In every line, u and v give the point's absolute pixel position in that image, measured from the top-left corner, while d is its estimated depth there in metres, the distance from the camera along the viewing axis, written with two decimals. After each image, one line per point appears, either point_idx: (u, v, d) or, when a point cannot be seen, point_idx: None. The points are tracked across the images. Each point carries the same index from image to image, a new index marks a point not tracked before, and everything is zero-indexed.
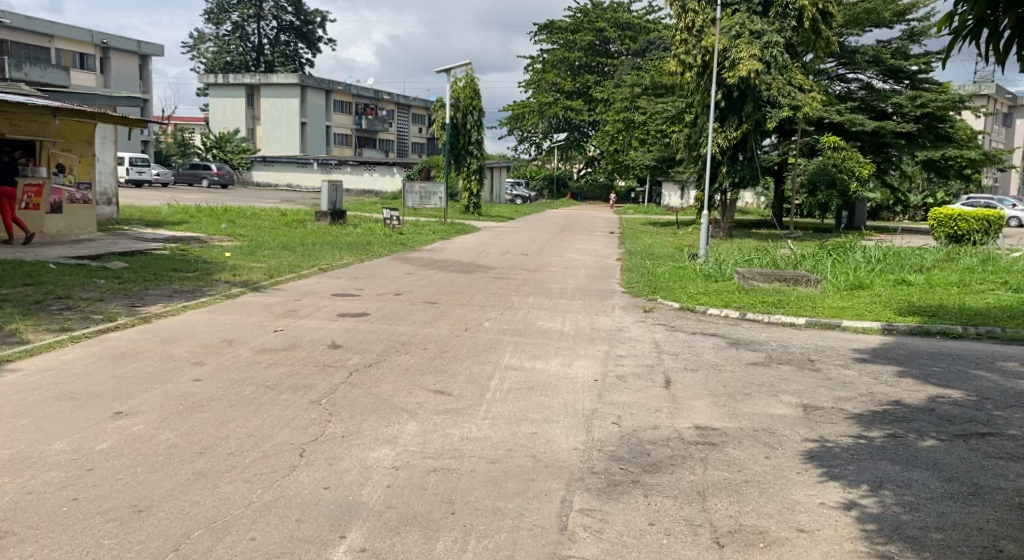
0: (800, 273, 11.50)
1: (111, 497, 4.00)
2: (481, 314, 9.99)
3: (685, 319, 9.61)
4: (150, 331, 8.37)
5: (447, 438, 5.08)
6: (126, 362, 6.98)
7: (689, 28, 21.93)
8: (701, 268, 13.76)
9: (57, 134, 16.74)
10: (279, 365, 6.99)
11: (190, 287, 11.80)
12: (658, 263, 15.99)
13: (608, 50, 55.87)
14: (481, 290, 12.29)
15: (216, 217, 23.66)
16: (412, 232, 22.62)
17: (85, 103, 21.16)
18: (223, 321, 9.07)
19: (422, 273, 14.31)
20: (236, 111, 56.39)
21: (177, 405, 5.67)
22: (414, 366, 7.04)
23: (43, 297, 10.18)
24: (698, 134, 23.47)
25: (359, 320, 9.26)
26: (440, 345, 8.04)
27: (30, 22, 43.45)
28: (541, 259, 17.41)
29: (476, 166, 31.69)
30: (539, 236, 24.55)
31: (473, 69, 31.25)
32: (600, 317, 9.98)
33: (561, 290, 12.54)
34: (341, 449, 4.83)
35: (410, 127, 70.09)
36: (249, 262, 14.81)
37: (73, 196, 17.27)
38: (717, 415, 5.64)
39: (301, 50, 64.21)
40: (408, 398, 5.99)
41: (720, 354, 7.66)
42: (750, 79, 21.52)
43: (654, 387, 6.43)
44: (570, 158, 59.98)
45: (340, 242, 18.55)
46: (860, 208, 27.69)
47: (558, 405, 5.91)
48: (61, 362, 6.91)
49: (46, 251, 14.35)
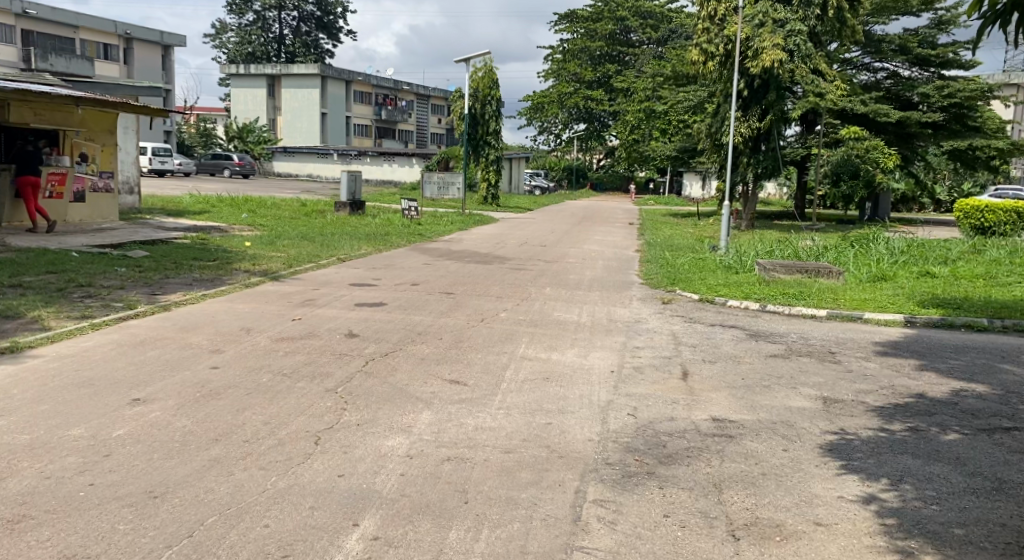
0: (821, 265, 11.36)
1: (127, 482, 4.02)
2: (498, 305, 9.97)
3: (703, 310, 9.53)
4: (170, 319, 8.44)
5: (461, 427, 5.07)
6: (145, 349, 7.04)
7: (711, 17, 21.75)
8: (721, 259, 13.65)
9: (80, 123, 16.91)
10: (296, 353, 7.01)
11: (210, 276, 11.87)
12: (677, 255, 15.91)
13: (629, 40, 55.59)
14: (498, 280, 12.26)
15: (237, 207, 23.84)
16: (430, 222, 22.62)
17: (108, 93, 21.36)
18: (242, 309, 9.12)
19: (440, 264, 14.31)
20: (257, 101, 56.72)
21: (194, 392, 5.70)
22: (430, 356, 7.04)
23: (65, 285, 10.29)
24: (720, 125, 23.34)
25: (376, 310, 9.28)
26: (456, 334, 8.03)
27: (55, 12, 43.80)
28: (559, 250, 17.35)
29: (494, 157, 31.67)
30: (557, 226, 24.50)
31: (492, 58, 31.21)
32: (618, 308, 9.92)
33: (579, 281, 12.50)
34: (356, 437, 4.83)
35: (430, 118, 70.15)
36: (269, 251, 14.88)
37: (96, 185, 17.44)
38: (735, 407, 5.59)
39: (321, 41, 64.42)
40: (424, 387, 5.99)
41: (739, 346, 7.59)
42: (773, 69, 21.33)
43: (671, 378, 6.38)
44: (590, 149, 59.79)
45: (358, 232, 18.61)
46: (884, 199, 27.37)
47: (574, 396, 5.87)
48: (82, 349, 6.98)
49: (69, 239, 14.51)
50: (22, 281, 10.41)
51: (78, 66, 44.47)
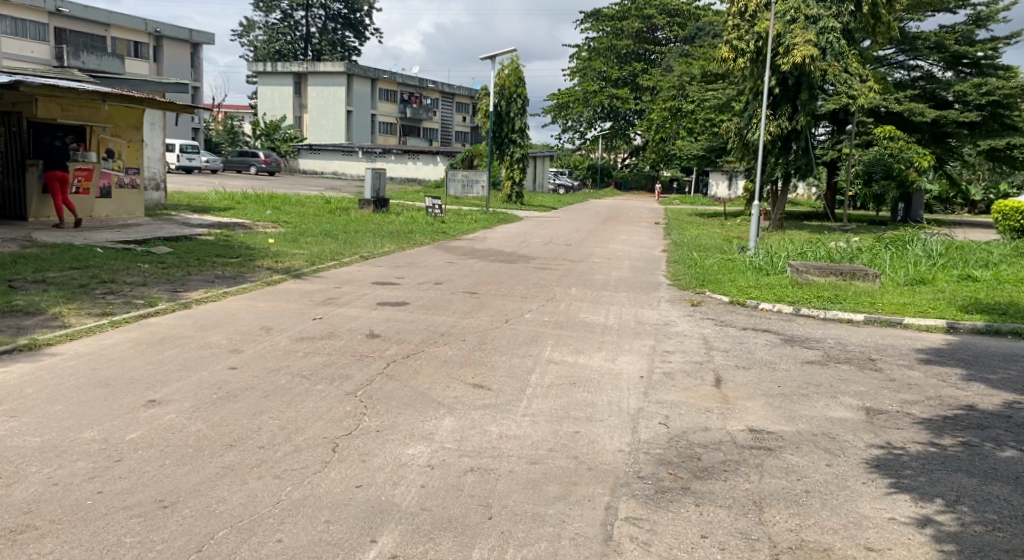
0: (857, 267, 11.00)
1: (137, 490, 3.85)
2: (522, 305, 9.74)
3: (735, 313, 9.23)
4: (190, 317, 8.31)
5: (485, 435, 4.85)
6: (163, 349, 6.89)
7: (742, 13, 21.45)
8: (750, 260, 13.32)
9: (107, 119, 16.89)
10: (317, 354, 6.83)
11: (233, 273, 11.76)
12: (705, 255, 15.58)
13: (655, 38, 55.23)
14: (522, 280, 12.04)
15: (261, 204, 23.81)
16: (454, 220, 22.42)
17: (135, 89, 21.40)
18: (263, 307, 8.98)
19: (464, 263, 14.11)
20: (283, 98, 57.00)
21: (211, 394, 5.54)
22: (453, 358, 6.83)
23: (87, 282, 10.21)
24: (749, 123, 22.96)
25: (398, 310, 9.09)
26: (480, 336, 7.81)
27: (87, 11, 44.18)
28: (584, 250, 17.06)
29: (519, 155, 31.40)
30: (582, 225, 24.19)
31: (518, 56, 31.00)
32: (646, 310, 9.65)
33: (605, 281, 12.24)
34: (375, 444, 4.64)
35: (454, 116, 69.98)
36: (292, 248, 14.77)
37: (122, 180, 17.45)
38: (772, 417, 5.33)
39: (348, 39, 64.57)
40: (446, 391, 5.78)
41: (774, 351, 7.30)
42: (806, 67, 20.91)
43: (704, 385, 6.13)
44: (614, 147, 59.33)
45: (382, 230, 18.47)
46: (917, 199, 26.72)
47: (602, 402, 5.65)
48: (100, 347, 6.86)
49: (94, 235, 14.49)
50: (45, 277, 10.35)
51: (109, 63, 44.84)
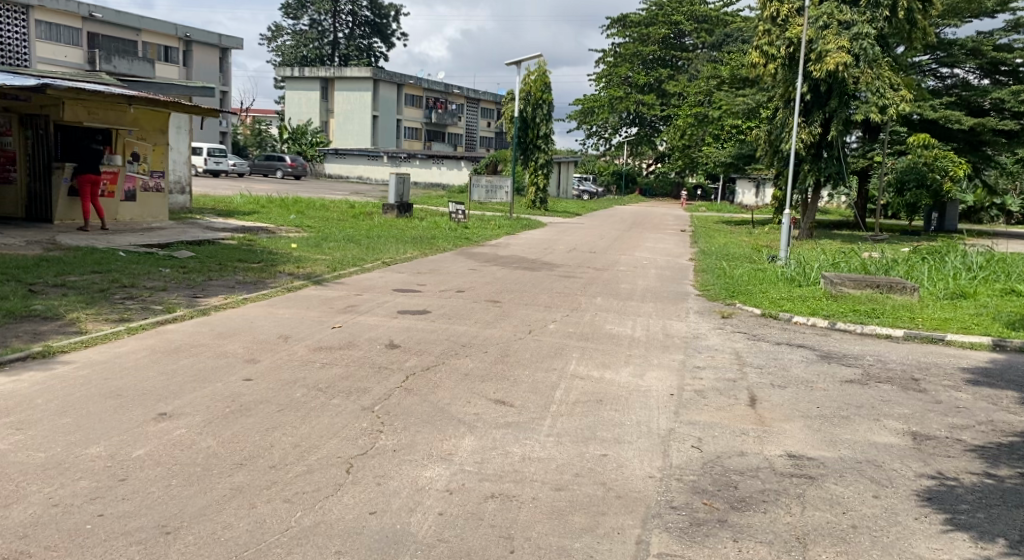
0: (894, 280, 10.63)
1: (139, 514, 3.65)
2: (546, 315, 9.48)
3: (767, 327, 8.92)
4: (208, 324, 8.15)
5: (507, 457, 4.61)
6: (178, 358, 6.71)
7: (773, 18, 21.15)
8: (782, 271, 12.97)
9: (133, 122, 16.88)
10: (334, 365, 6.62)
11: (254, 279, 11.62)
12: (734, 265, 15.21)
13: (683, 44, 54.80)
14: (546, 289, 11.78)
15: (285, 208, 23.79)
16: (477, 226, 22.23)
17: (162, 93, 21.45)
18: (282, 315, 8.80)
19: (487, 270, 13.89)
20: (310, 103, 57.34)
21: (223, 407, 5.34)
22: (475, 372, 6.59)
23: (108, 286, 10.11)
24: (779, 130, 22.57)
25: (418, 319, 8.87)
26: (503, 348, 7.57)
27: (120, 16, 44.67)
28: (609, 257, 16.78)
29: (544, 161, 31.13)
30: (607, 232, 23.89)
31: (545, 61, 30.82)
32: (674, 322, 9.36)
33: (631, 291, 11.94)
34: (391, 465, 4.41)
35: (480, 121, 69.84)
36: (315, 254, 14.64)
37: (147, 184, 17.45)
38: (813, 442, 5.03)
39: (375, 45, 64.80)
40: (466, 408, 5.54)
41: (810, 368, 6.99)
42: (839, 73, 20.50)
43: (738, 405, 5.84)
44: (640, 154, 58.88)
45: (404, 235, 18.31)
46: (951, 210, 26.02)
47: (631, 422, 5.39)
48: (115, 355, 6.69)
49: (117, 238, 14.45)
50: (66, 281, 10.27)
51: (140, 67, 45.28)
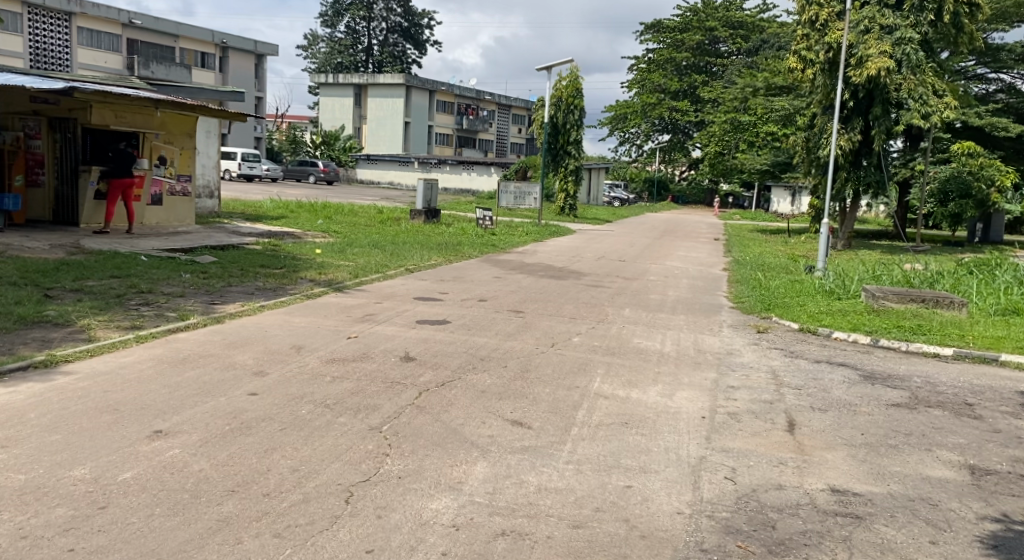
0: (941, 294, 10.14)
1: (114, 550, 3.35)
2: (570, 327, 9.09)
3: (806, 343, 8.50)
4: (220, 333, 7.89)
5: (521, 487, 4.24)
6: (184, 369, 6.43)
7: (812, 22, 20.84)
8: (821, 283, 12.48)
9: (160, 126, 16.81)
10: (345, 379, 6.29)
11: (273, 285, 11.39)
12: (770, 275, 14.71)
13: (718, 50, 53.83)
14: (571, 299, 11.40)
15: (314, 212, 23.73)
16: (505, 232, 21.90)
17: (192, 96, 21.45)
18: (298, 323, 8.52)
19: (511, 278, 13.54)
20: (343, 109, 57.64)
21: (223, 425, 5.04)
22: (492, 388, 6.23)
23: (125, 291, 9.91)
24: (817, 137, 21.98)
25: (437, 330, 8.54)
26: (523, 362, 7.21)
27: (159, 22, 45.18)
28: (639, 266, 16.33)
29: (573, 167, 30.72)
30: (637, 240, 23.42)
31: (577, 67, 30.46)
32: (706, 336, 8.92)
33: (661, 302, 11.50)
34: (395, 495, 4.06)
35: (511, 128, 69.62)
36: (338, 260, 14.40)
37: (174, 188, 17.35)
38: (858, 475, 4.59)
39: (408, 51, 64.86)
40: (480, 429, 5.18)
41: (852, 390, 6.54)
42: (880, 79, 19.93)
43: (774, 433, 5.42)
44: (673, 161, 58.24)
45: (430, 242, 18.06)
46: (997, 220, 25.30)
47: (659, 448, 5.02)
48: (120, 365, 6.44)
49: (140, 242, 14.33)
50: (84, 285, 10.10)
51: (177, 73, 45.86)
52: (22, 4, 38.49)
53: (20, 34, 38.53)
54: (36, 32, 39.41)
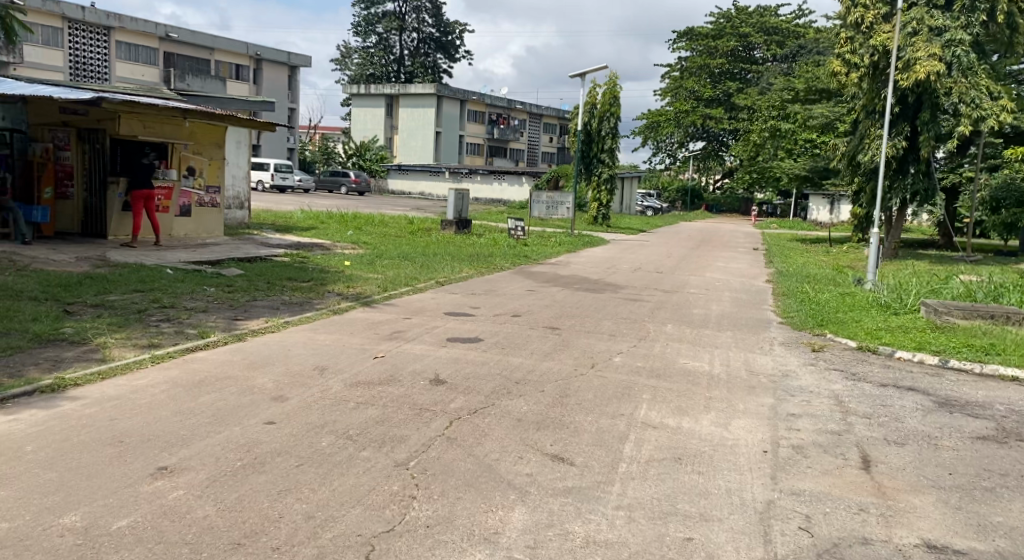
0: (1007, 309, 9.54)
1: None
2: (611, 345, 8.55)
3: (867, 364, 7.95)
4: (242, 352, 7.46)
5: (567, 539, 3.75)
6: (199, 394, 5.97)
7: (857, 25, 20.12)
8: (874, 296, 11.84)
9: (189, 136, 16.54)
10: (370, 406, 5.80)
11: (299, 299, 10.99)
12: (818, 288, 14.05)
13: (752, 57, 53.04)
14: (610, 314, 10.85)
15: (344, 223, 23.44)
16: (537, 243, 21.38)
17: (222, 107, 21.26)
18: (322, 341, 8.08)
19: (545, 291, 13.03)
20: (376, 119, 57.84)
21: (234, 460, 4.57)
22: (530, 417, 5.73)
23: (146, 306, 9.55)
24: (859, 143, 21.26)
25: (470, 348, 8.05)
26: (562, 386, 6.67)
27: (195, 36, 45.51)
28: (678, 278, 15.69)
29: (607, 176, 30.14)
30: (674, 250, 22.73)
31: (614, 74, 29.98)
32: (757, 355, 8.35)
33: (705, 317, 10.92)
34: (422, 550, 3.58)
35: (543, 137, 69.16)
36: (367, 272, 14.00)
37: (202, 199, 17.11)
38: (955, 527, 4.02)
39: (440, 61, 64.78)
40: (518, 466, 4.68)
41: (927, 420, 5.94)
42: (928, 83, 19.15)
43: (847, 472, 4.86)
44: (707, 169, 57.45)
45: (462, 252, 17.66)
46: None
47: (720, 491, 4.48)
48: (131, 389, 6.01)
49: (168, 255, 14.06)
50: (106, 300, 9.75)
51: (212, 85, 46.13)
52: (63, 19, 38.94)
53: (60, 48, 39.01)
54: (76, 46, 39.84)
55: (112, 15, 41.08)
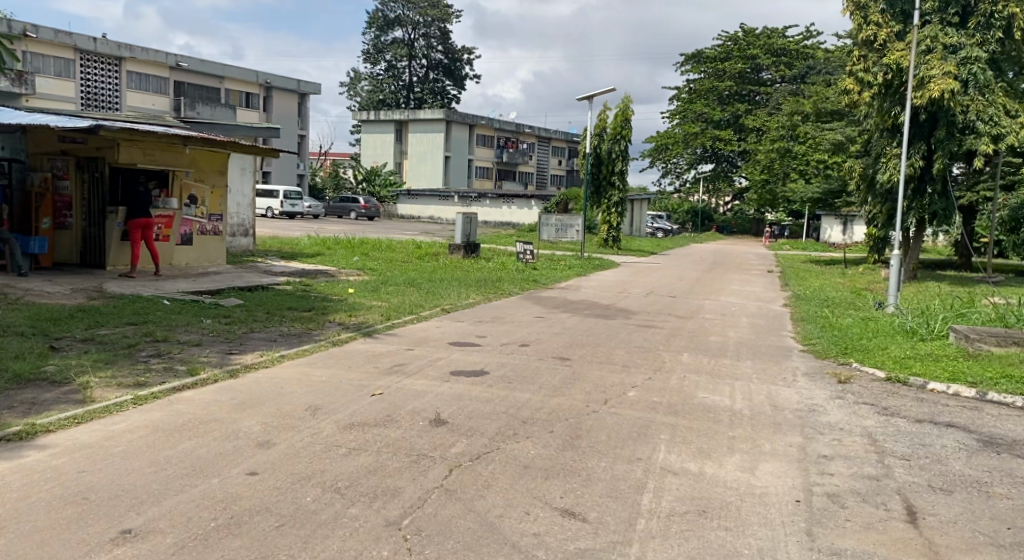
0: None
1: None
2: (624, 378, 8.05)
3: (898, 397, 7.46)
4: (232, 391, 7.00)
5: None
6: (179, 439, 5.50)
7: (869, 43, 19.74)
8: (898, 321, 11.32)
9: (190, 164, 16.23)
10: (364, 453, 5.33)
11: (298, 331, 10.54)
12: (838, 312, 13.53)
13: (761, 78, 52.74)
14: (623, 342, 10.35)
15: (351, 249, 23.06)
16: (546, 267, 20.95)
17: (226, 133, 20.97)
18: (318, 378, 7.62)
19: (555, 318, 12.56)
20: (386, 145, 57.97)
21: (209, 522, 4.13)
22: (537, 463, 5.24)
23: (138, 341, 9.11)
24: (876, 163, 20.86)
25: (474, 383, 7.57)
26: (573, 425, 6.19)
27: (205, 65, 45.58)
28: (692, 303, 15.21)
29: (617, 199, 29.80)
30: (687, 274, 22.21)
31: (626, 98, 29.69)
32: (780, 387, 7.84)
33: (722, 345, 10.41)
34: None
35: (552, 160, 68.91)
36: (371, 300, 13.59)
37: (204, 228, 16.75)
38: None
39: (448, 87, 64.85)
40: (523, 525, 4.24)
41: (973, 462, 5.46)
42: (943, 101, 18.69)
43: (890, 525, 4.40)
44: (717, 191, 57.06)
45: (469, 278, 17.22)
46: None
47: (750, 552, 4.02)
48: (107, 435, 5.54)
49: (167, 284, 13.70)
50: (96, 334, 9.31)
51: (221, 114, 46.20)
52: (74, 51, 39.11)
53: (71, 79, 39.08)
54: (87, 77, 39.96)
55: (123, 45, 41.24)
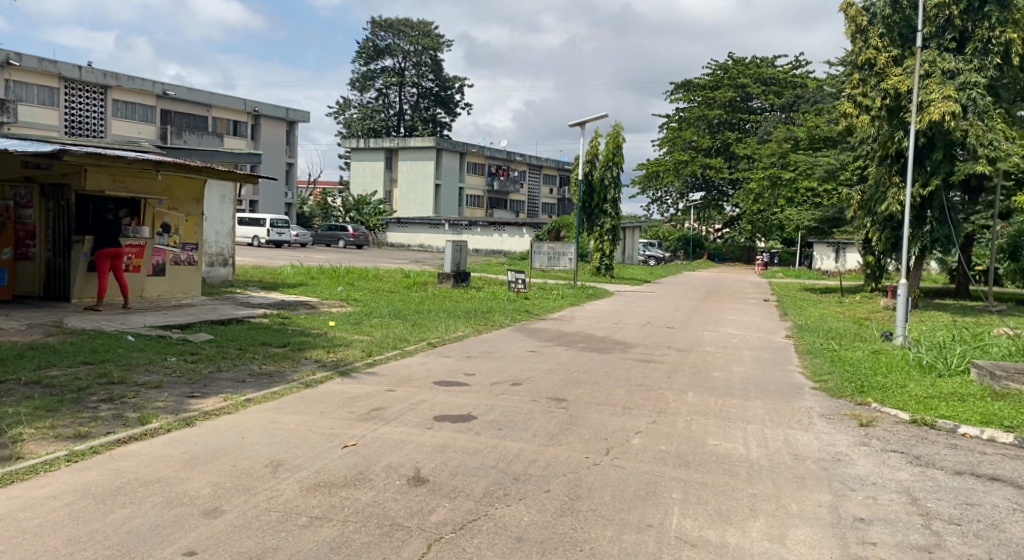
0: None
1: None
2: (627, 422, 7.28)
3: (931, 444, 6.72)
4: (185, 443, 6.18)
5: None
6: (113, 507, 4.69)
7: (867, 67, 19.30)
8: (913, 355, 10.60)
9: (163, 191, 15.45)
10: (329, 522, 4.54)
11: (269, 369, 9.72)
12: (846, 345, 12.84)
13: (750, 107, 52.52)
14: (622, 379, 9.57)
15: (335, 279, 22.29)
16: (539, 296, 20.22)
17: (207, 159, 20.20)
18: (286, 426, 6.82)
19: (548, 352, 11.81)
20: (375, 174, 57.52)
21: None
22: (533, 534, 4.46)
23: (90, 383, 8.26)
24: (874, 192, 20.20)
25: (460, 430, 6.79)
26: (572, 483, 5.41)
27: (192, 93, 44.99)
28: (691, 334, 14.50)
29: (610, 226, 29.18)
30: (683, 303, 21.59)
31: (620, 123, 29.25)
32: (797, 432, 7.09)
33: (729, 382, 9.66)
34: None
35: (543, 189, 68.48)
36: (352, 334, 12.77)
37: (178, 257, 15.93)
38: None
39: (439, 115, 64.54)
40: None
41: None
42: (943, 125, 18.13)
43: None
44: (708, 219, 56.60)
45: (457, 309, 16.43)
46: None
47: None
48: (25, 505, 4.70)
49: (135, 318, 12.85)
50: (45, 375, 8.47)
51: (209, 142, 45.56)
52: (59, 79, 38.51)
53: (56, 107, 38.45)
54: (72, 105, 39.35)
55: (109, 74, 40.63)
